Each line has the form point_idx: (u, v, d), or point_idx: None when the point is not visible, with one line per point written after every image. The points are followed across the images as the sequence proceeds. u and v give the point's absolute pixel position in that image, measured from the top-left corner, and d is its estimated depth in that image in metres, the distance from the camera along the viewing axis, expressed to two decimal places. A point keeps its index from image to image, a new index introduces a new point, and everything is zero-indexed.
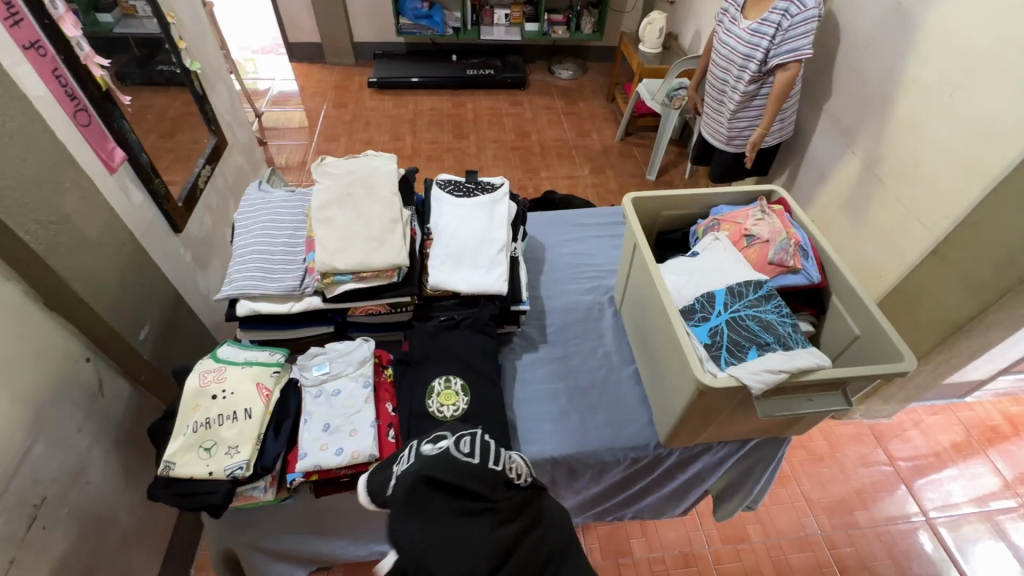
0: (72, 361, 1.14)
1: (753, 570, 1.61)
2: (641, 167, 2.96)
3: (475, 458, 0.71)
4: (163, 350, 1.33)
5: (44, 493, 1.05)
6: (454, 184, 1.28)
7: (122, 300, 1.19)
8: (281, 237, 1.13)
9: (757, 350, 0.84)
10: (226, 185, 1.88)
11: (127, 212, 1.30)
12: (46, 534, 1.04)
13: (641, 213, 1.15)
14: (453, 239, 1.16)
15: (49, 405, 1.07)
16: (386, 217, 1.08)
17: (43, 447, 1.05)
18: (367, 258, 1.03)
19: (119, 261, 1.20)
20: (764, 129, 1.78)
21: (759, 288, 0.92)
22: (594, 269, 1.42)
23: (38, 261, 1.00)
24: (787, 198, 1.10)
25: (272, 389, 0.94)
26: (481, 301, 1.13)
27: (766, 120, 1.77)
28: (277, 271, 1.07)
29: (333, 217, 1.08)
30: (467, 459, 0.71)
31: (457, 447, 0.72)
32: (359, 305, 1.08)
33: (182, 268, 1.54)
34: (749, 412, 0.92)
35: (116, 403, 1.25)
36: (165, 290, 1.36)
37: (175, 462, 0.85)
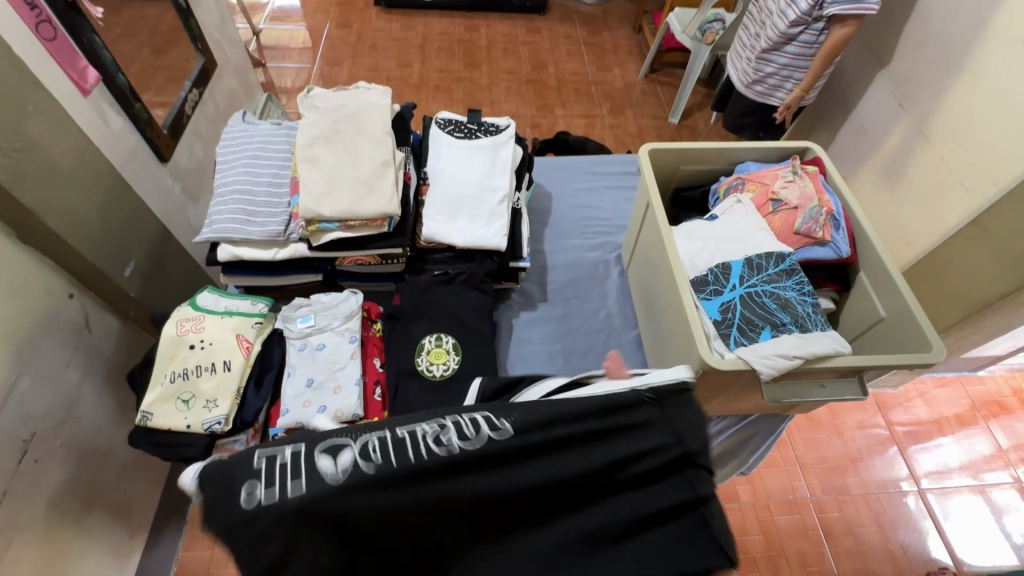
0: (54, 297, 1.10)
1: (739, 527, 1.64)
2: (664, 109, 2.76)
3: None
4: (152, 287, 1.29)
5: (34, 428, 1.04)
6: (455, 124, 1.16)
7: (103, 236, 1.13)
8: (264, 176, 1.04)
9: (770, 331, 0.77)
10: (218, 111, 1.76)
11: (105, 140, 1.21)
12: (39, 467, 1.05)
13: (658, 166, 1.04)
14: (451, 187, 1.07)
15: (32, 342, 1.05)
16: (378, 160, 0.99)
17: (29, 383, 1.03)
18: (355, 206, 0.95)
19: (97, 194, 1.12)
20: (802, 92, 1.64)
21: (780, 262, 0.84)
22: (603, 224, 1.32)
23: (4, 193, 0.94)
24: (823, 157, 0.98)
25: (253, 341, 0.90)
26: (478, 256, 1.06)
27: (806, 83, 1.62)
28: (260, 214, 1.00)
29: (319, 157, 0.99)
30: None
31: None
32: (347, 255, 1.01)
33: (171, 200, 1.47)
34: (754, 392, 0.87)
35: (105, 339, 1.23)
36: (151, 224, 1.30)
37: (152, 413, 0.82)
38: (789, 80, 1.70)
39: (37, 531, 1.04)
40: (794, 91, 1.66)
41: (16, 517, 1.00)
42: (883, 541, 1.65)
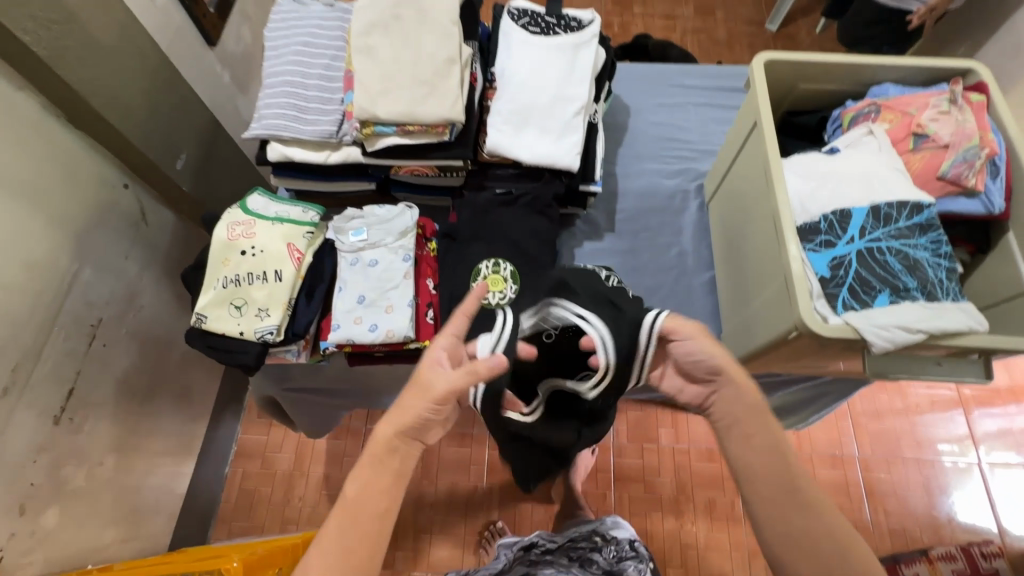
0: (108, 187, 1.08)
1: None
2: (762, 12, 2.37)
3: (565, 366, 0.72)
4: (204, 182, 1.25)
5: (99, 315, 1.07)
6: (530, 16, 0.99)
7: (153, 125, 1.09)
8: (317, 66, 0.94)
9: (889, 296, 0.66)
10: None
11: (147, 16, 1.12)
12: (107, 350, 1.10)
13: (772, 82, 0.87)
14: (523, 95, 0.94)
15: (91, 231, 1.05)
16: (442, 56, 0.86)
17: (92, 272, 1.05)
18: (415, 108, 0.84)
19: (144, 77, 1.06)
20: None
21: (916, 214, 0.69)
22: (685, 147, 1.17)
23: (47, 71, 0.88)
24: (990, 83, 0.78)
25: (304, 252, 0.85)
26: (546, 175, 0.95)
27: None
28: (311, 112, 0.91)
29: (377, 48, 0.87)
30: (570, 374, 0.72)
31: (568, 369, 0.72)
32: (404, 165, 0.92)
33: (219, 89, 1.39)
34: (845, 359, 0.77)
35: (161, 232, 1.23)
36: (200, 115, 1.24)
37: (206, 316, 0.81)
38: None
39: (110, 409, 1.12)
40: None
41: (91, 396, 1.06)
42: (928, 507, 1.60)
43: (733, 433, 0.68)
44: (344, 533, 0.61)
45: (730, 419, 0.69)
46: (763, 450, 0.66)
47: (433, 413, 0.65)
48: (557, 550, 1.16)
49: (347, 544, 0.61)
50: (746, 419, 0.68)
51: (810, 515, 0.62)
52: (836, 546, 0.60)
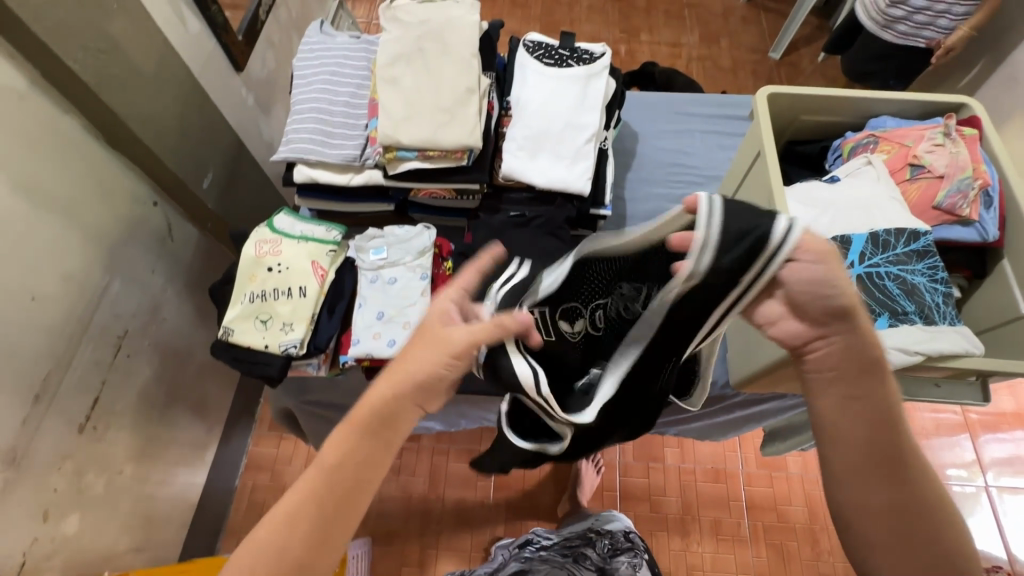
0: (139, 204, 1.13)
1: (783, 497, 1.61)
2: (764, 41, 2.45)
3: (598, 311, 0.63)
4: (228, 200, 1.31)
5: (125, 326, 1.11)
6: (545, 49, 1.05)
7: (183, 146, 1.14)
8: (342, 94, 0.99)
9: (888, 319, 0.69)
10: (291, 17, 1.68)
11: (182, 43, 1.19)
12: (131, 361, 1.13)
13: (774, 114, 0.91)
14: (537, 123, 0.98)
15: (122, 245, 1.09)
16: (462, 86, 0.90)
17: (120, 285, 1.09)
18: (436, 135, 0.89)
19: (177, 101, 1.12)
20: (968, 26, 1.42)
21: (913, 241, 0.72)
22: (691, 172, 1.21)
23: (92, 96, 0.93)
24: (982, 117, 0.82)
25: (327, 269, 0.89)
26: (558, 200, 0.99)
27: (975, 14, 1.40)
28: (337, 136, 0.96)
29: (401, 78, 0.92)
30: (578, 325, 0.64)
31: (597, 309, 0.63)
32: (423, 187, 0.97)
33: (244, 111, 1.46)
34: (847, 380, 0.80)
35: (185, 247, 1.28)
36: (227, 137, 1.30)
37: (233, 329, 0.85)
38: (945, 14, 1.44)
39: (130, 418, 1.15)
40: (957, 31, 1.44)
41: (114, 404, 1.10)
42: None
43: (835, 387, 0.58)
44: (324, 490, 0.57)
45: (834, 371, 0.58)
46: (864, 416, 0.57)
47: (446, 371, 0.59)
48: (554, 546, 1.29)
49: (319, 502, 0.56)
50: (851, 378, 0.57)
51: (896, 487, 0.55)
52: (929, 519, 0.55)
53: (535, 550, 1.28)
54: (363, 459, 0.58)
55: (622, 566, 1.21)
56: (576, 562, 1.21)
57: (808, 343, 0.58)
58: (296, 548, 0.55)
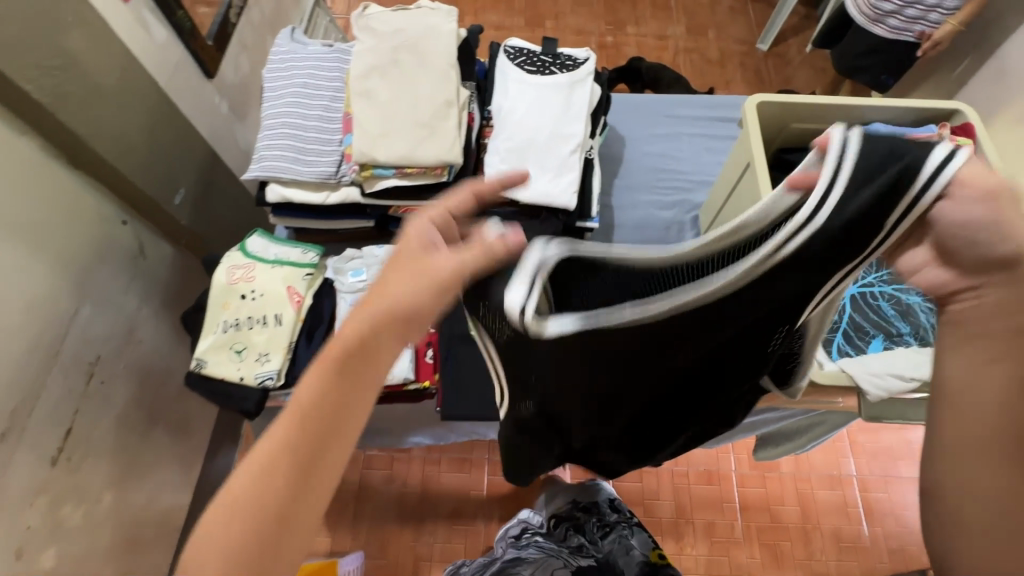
0: (108, 224, 1.08)
1: (775, 498, 1.62)
2: (752, 32, 2.41)
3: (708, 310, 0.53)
4: (202, 215, 1.27)
5: (98, 352, 1.07)
6: (526, 55, 1.01)
7: (150, 161, 1.09)
8: (315, 107, 0.94)
9: (882, 341, 0.67)
10: (265, 18, 1.62)
11: (147, 52, 1.13)
12: (105, 387, 1.09)
13: (764, 122, 0.88)
14: (520, 134, 0.95)
15: (91, 268, 1.05)
16: (440, 98, 0.86)
17: (91, 310, 1.05)
18: (413, 151, 0.85)
19: (143, 115, 1.06)
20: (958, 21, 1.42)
21: None
22: (680, 178, 1.18)
23: (47, 116, 0.88)
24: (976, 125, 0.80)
25: (304, 294, 0.85)
26: (543, 214, 0.96)
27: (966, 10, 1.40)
28: (310, 153, 0.92)
29: (376, 91, 0.87)
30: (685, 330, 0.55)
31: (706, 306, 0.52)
32: (402, 204, 0.93)
33: (217, 119, 1.40)
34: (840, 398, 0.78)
35: (159, 265, 1.23)
36: (199, 148, 1.25)
37: (206, 360, 0.81)
38: (936, 8, 1.45)
39: (108, 445, 1.11)
40: (944, 26, 1.44)
41: (89, 434, 1.06)
42: None
43: (970, 349, 0.55)
44: (298, 440, 0.51)
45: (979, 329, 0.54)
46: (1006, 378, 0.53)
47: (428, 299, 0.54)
48: (548, 537, 1.32)
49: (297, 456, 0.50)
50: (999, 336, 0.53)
51: None
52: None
53: (530, 539, 1.29)
54: (343, 400, 0.52)
55: (614, 545, 1.26)
56: (570, 552, 1.24)
57: (954, 290, 0.55)
58: (277, 499, 0.50)
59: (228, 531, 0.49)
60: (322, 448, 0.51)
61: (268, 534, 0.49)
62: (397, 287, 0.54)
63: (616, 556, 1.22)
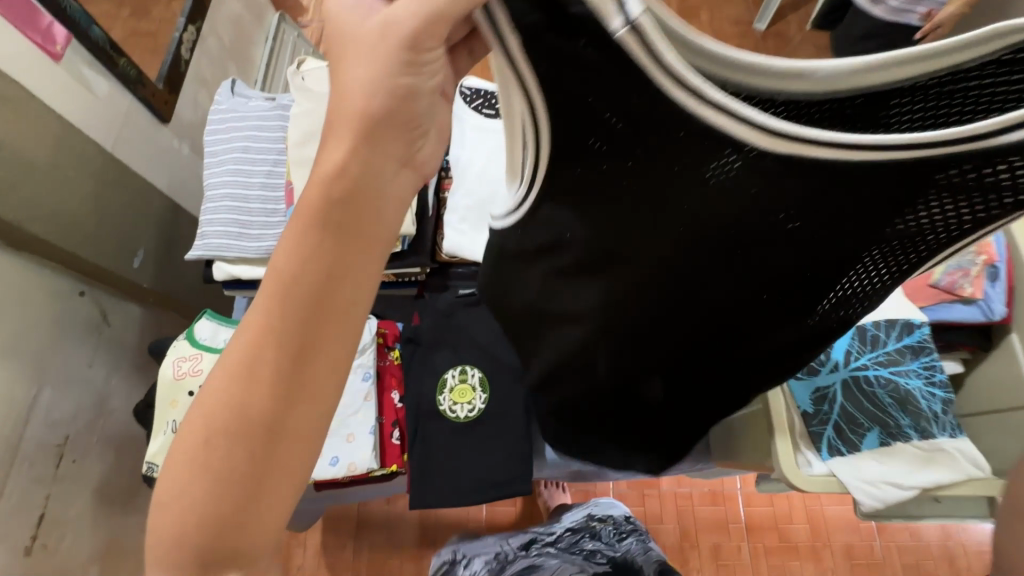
0: (63, 299, 1.03)
1: (784, 516, 1.56)
2: (749, 11, 2.25)
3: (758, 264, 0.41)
4: (165, 272, 1.22)
5: (65, 433, 1.04)
6: (484, 97, 0.93)
7: (100, 229, 1.04)
8: (259, 173, 0.88)
9: (879, 436, 0.59)
10: (224, 47, 1.54)
11: (89, 111, 1.07)
12: (78, 464, 1.07)
13: None
14: (479, 188, 0.88)
15: (48, 348, 1.01)
16: None
17: (53, 391, 1.01)
18: None
19: (86, 183, 1.01)
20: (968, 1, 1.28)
21: (905, 335, 0.63)
22: None
23: None
24: None
25: None
26: None
27: None
28: (256, 225, 0.86)
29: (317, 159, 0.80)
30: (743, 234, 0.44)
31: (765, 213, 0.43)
32: None
33: (179, 164, 1.34)
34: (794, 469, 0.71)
35: (125, 328, 1.19)
36: (156, 203, 1.20)
37: (158, 464, 0.77)
38: None
39: (87, 520, 1.09)
40: (948, 6, 1.31)
41: (64, 515, 1.04)
42: (943, 539, 1.53)
43: None
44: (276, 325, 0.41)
45: None
46: None
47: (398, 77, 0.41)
48: (559, 543, 1.10)
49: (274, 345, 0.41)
50: None
51: None
52: None
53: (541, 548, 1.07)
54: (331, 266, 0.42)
55: (635, 547, 1.05)
56: (589, 557, 1.02)
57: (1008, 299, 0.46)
58: (260, 408, 0.40)
59: (196, 443, 0.40)
60: (294, 345, 0.41)
61: (258, 444, 0.41)
62: (352, 79, 0.41)
63: (636, 556, 1.01)
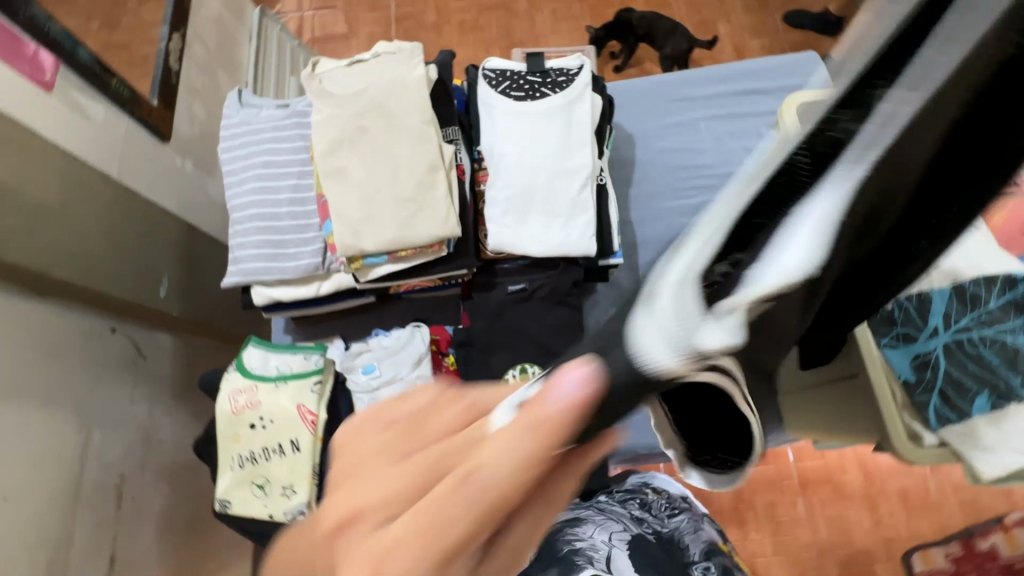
0: (96, 338, 1.00)
1: (836, 468, 1.57)
2: None
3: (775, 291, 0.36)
4: (192, 296, 1.19)
5: (120, 471, 1.02)
6: (512, 78, 0.87)
7: (121, 263, 1.00)
8: (285, 188, 0.83)
9: (989, 397, 0.56)
10: (210, 49, 1.45)
11: (89, 140, 1.01)
12: (138, 500, 1.05)
13: None
14: (520, 177, 0.82)
15: (90, 388, 0.98)
16: (422, 164, 0.74)
17: (101, 433, 0.99)
18: (402, 233, 0.74)
19: (99, 217, 0.96)
20: None
21: (1006, 291, 0.58)
22: (703, 173, 1.05)
23: None
24: None
25: (316, 410, 0.77)
26: (561, 263, 0.86)
27: None
28: (290, 243, 0.81)
29: (348, 168, 0.75)
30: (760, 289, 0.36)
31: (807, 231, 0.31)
32: (403, 283, 0.82)
33: (187, 183, 1.29)
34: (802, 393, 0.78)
35: (161, 359, 1.16)
36: (172, 227, 1.15)
37: (231, 500, 0.76)
38: None
39: (157, 553, 1.09)
40: None
41: (135, 552, 1.03)
42: None
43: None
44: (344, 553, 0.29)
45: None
46: None
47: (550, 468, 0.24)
48: (613, 497, 0.91)
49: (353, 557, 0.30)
50: None
51: None
52: None
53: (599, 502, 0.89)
54: None
55: (684, 525, 0.84)
56: (636, 522, 0.83)
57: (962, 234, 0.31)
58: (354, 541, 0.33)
59: None
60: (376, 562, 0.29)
61: None
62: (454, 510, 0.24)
63: (684, 536, 0.82)
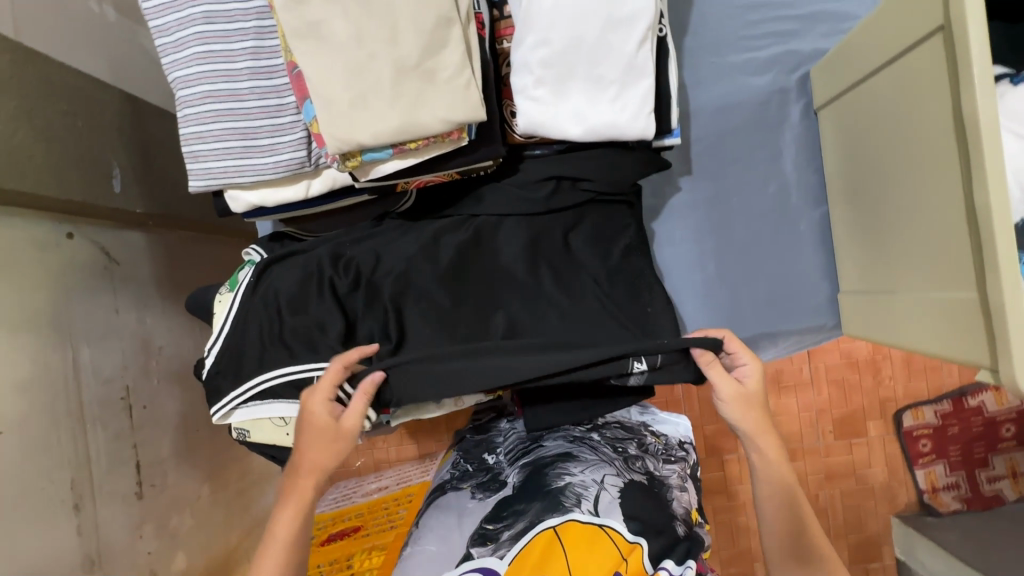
0: (53, 247, 0.86)
1: None
2: None
3: (575, 471, 0.70)
4: (155, 187, 1.01)
5: (125, 384, 0.96)
6: None
7: (51, 153, 0.80)
8: (241, 54, 0.61)
9: None
10: None
11: None
12: (151, 408, 1.01)
13: None
14: (558, 29, 0.61)
15: (64, 303, 0.86)
16: (430, 16, 0.54)
17: (90, 348, 0.90)
18: (409, 116, 0.55)
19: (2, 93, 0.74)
20: None
21: None
22: (782, 13, 0.82)
23: None
24: None
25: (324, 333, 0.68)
26: (606, 148, 0.69)
27: None
28: (260, 133, 0.62)
29: (328, 25, 0.55)
30: (557, 459, 0.73)
31: (571, 468, 0.70)
32: (411, 180, 0.66)
33: (112, 35, 1.00)
34: (885, 301, 0.69)
35: (136, 260, 1.03)
36: (105, 100, 0.92)
37: (247, 430, 0.70)
38: None
39: (182, 454, 1.08)
40: None
41: (157, 456, 1.01)
42: None
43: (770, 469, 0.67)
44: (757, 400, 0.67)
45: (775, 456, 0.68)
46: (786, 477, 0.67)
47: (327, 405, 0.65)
48: (605, 431, 0.80)
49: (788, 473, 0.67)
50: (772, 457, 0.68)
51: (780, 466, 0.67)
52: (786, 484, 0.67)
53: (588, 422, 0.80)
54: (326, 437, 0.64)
55: (674, 477, 0.75)
56: (626, 461, 0.74)
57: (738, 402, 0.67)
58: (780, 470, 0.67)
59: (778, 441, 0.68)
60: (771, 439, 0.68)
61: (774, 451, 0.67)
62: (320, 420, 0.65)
63: (671, 486, 0.73)
